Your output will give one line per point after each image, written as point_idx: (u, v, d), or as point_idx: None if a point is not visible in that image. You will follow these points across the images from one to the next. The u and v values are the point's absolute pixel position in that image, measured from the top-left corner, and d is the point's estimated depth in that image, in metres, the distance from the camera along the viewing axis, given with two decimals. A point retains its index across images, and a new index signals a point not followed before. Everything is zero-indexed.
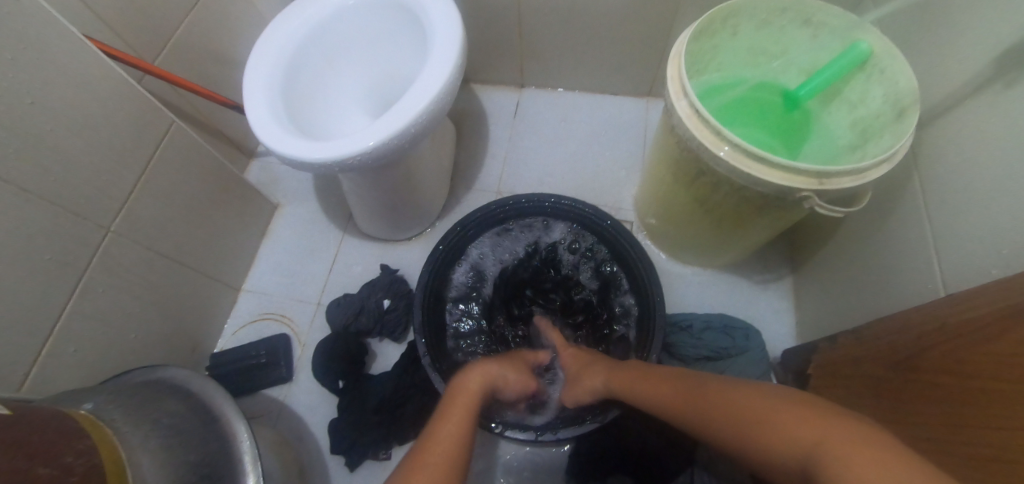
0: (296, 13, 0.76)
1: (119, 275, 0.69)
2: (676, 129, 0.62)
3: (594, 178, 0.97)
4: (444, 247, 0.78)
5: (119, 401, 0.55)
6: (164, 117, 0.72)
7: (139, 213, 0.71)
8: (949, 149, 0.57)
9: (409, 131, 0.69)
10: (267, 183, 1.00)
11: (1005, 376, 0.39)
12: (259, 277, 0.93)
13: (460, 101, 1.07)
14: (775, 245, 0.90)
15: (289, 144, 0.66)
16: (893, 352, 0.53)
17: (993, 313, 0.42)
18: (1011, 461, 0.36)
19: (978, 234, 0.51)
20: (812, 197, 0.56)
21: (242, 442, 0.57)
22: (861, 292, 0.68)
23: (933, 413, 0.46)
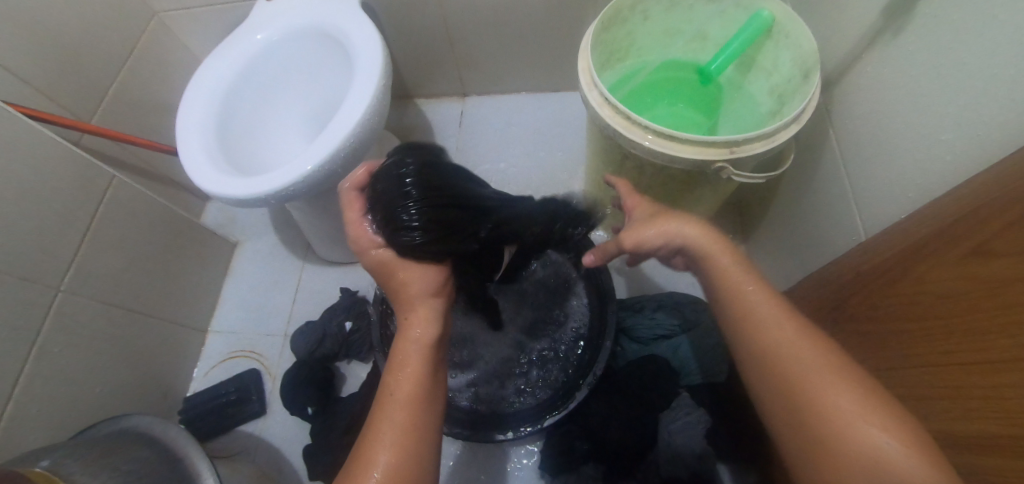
0: (221, 58, 0.77)
1: (77, 332, 0.69)
2: (594, 119, 0.64)
3: (542, 175, 0.99)
4: None
5: (76, 455, 0.55)
6: (104, 172, 0.73)
7: (90, 268, 0.72)
8: (855, 103, 0.59)
9: (342, 154, 0.70)
10: (224, 223, 1.01)
11: (924, 312, 0.39)
12: (224, 316, 0.94)
13: (405, 118, 1.08)
14: (724, 217, 0.91)
15: (222, 184, 0.67)
16: (822, 307, 0.54)
17: (893, 256, 0.44)
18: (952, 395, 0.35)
19: (886, 181, 0.53)
20: (727, 168, 0.57)
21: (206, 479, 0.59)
22: (801, 253, 0.70)
23: (862, 361, 0.46)
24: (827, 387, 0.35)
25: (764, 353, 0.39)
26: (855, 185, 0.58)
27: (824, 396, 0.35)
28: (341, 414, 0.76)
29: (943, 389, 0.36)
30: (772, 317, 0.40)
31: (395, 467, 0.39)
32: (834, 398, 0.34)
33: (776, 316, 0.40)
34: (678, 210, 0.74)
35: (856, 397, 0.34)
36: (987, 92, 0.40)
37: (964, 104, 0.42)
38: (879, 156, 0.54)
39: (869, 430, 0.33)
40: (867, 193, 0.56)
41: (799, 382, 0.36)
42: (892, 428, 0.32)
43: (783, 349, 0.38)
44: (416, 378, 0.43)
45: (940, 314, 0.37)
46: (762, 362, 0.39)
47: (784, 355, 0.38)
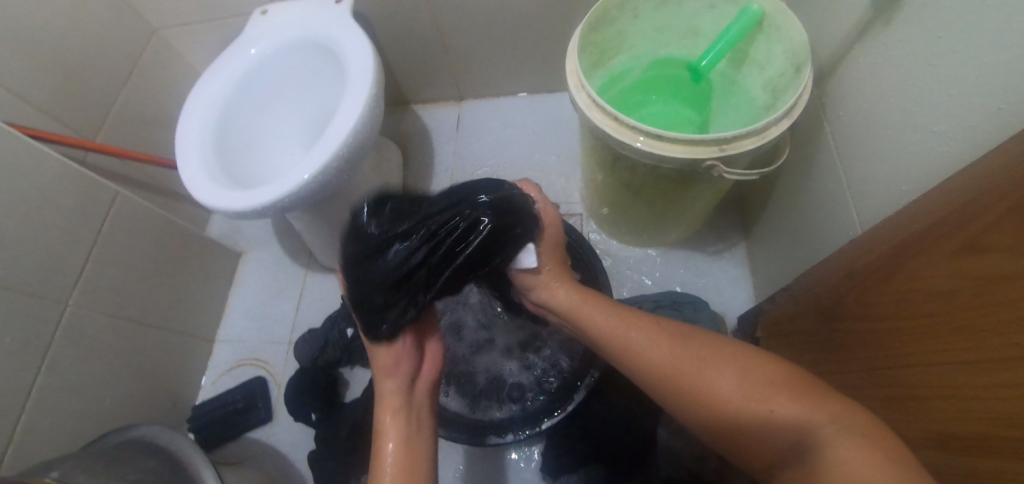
0: (218, 73, 0.79)
1: (86, 345, 0.71)
2: (584, 121, 0.63)
3: (540, 177, 0.99)
4: None
5: (85, 466, 0.57)
6: (107, 189, 0.75)
7: (98, 283, 0.74)
8: (848, 95, 0.57)
9: (337, 163, 0.71)
10: (228, 233, 1.03)
11: (918, 310, 0.38)
12: (231, 325, 0.95)
13: (403, 124, 1.09)
14: (724, 214, 0.90)
15: (220, 197, 0.68)
16: (818, 304, 0.53)
17: (884, 253, 0.43)
18: (947, 395, 0.34)
19: (881, 174, 0.51)
20: (718, 165, 0.57)
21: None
22: (800, 248, 0.68)
23: (861, 359, 0.45)
24: (710, 379, 0.38)
25: (678, 371, 0.40)
26: (850, 178, 0.57)
27: (720, 391, 0.37)
28: (346, 420, 0.77)
29: (933, 386, 0.36)
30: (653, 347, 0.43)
31: None
32: (749, 399, 0.36)
33: (669, 345, 0.42)
34: (674, 209, 0.74)
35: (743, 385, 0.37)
36: (979, 81, 0.39)
37: (957, 93, 0.41)
38: (874, 149, 0.53)
39: (780, 400, 0.35)
40: (863, 187, 0.55)
41: (702, 390, 0.38)
42: (796, 398, 0.34)
43: (678, 368, 0.40)
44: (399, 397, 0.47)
45: (929, 312, 0.36)
46: (682, 385, 0.39)
47: (687, 371, 0.40)
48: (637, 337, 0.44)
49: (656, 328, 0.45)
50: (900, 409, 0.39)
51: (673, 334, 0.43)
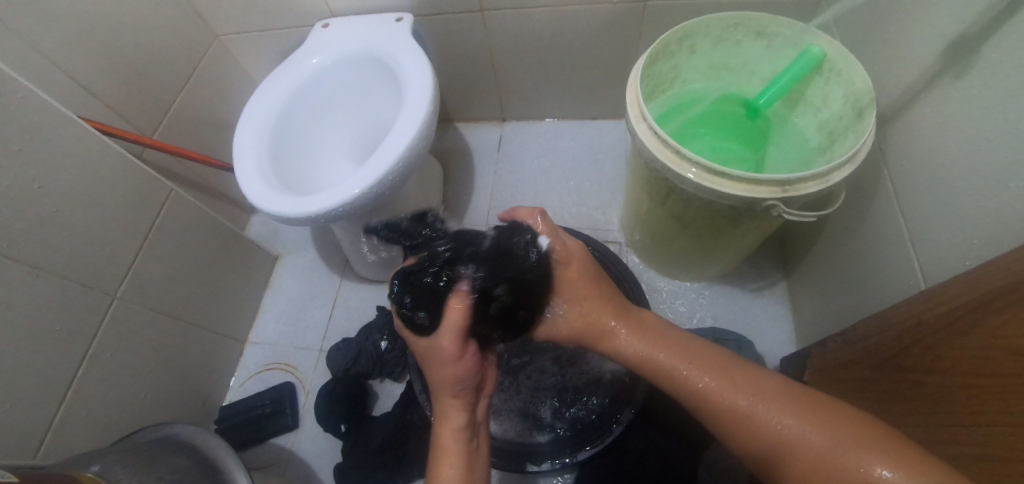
0: (278, 80, 0.81)
1: (126, 338, 0.71)
2: (641, 151, 0.64)
3: (579, 202, 0.99)
4: None
5: (125, 461, 0.56)
6: (163, 186, 0.76)
7: (144, 276, 0.74)
8: (913, 143, 0.57)
9: (390, 176, 0.72)
10: (267, 236, 1.04)
11: (993, 369, 0.37)
12: (263, 328, 0.96)
13: (446, 140, 1.11)
14: (765, 251, 0.89)
15: (273, 202, 0.69)
16: (877, 353, 0.52)
17: (962, 306, 0.42)
18: (1017, 460, 0.33)
19: (948, 226, 0.51)
20: (778, 205, 0.56)
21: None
22: (851, 293, 0.68)
23: (923, 413, 0.44)
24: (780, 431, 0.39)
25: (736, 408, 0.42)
26: (913, 228, 0.56)
27: (787, 437, 0.39)
28: (374, 434, 0.77)
29: (1002, 449, 0.35)
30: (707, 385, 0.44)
31: None
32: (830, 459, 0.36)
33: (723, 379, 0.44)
34: (720, 244, 0.73)
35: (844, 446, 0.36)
36: None
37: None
38: (942, 199, 0.52)
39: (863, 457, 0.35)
40: (926, 238, 0.54)
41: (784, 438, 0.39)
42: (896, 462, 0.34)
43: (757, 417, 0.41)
44: None
45: (1012, 371, 0.35)
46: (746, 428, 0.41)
47: (749, 418, 0.41)
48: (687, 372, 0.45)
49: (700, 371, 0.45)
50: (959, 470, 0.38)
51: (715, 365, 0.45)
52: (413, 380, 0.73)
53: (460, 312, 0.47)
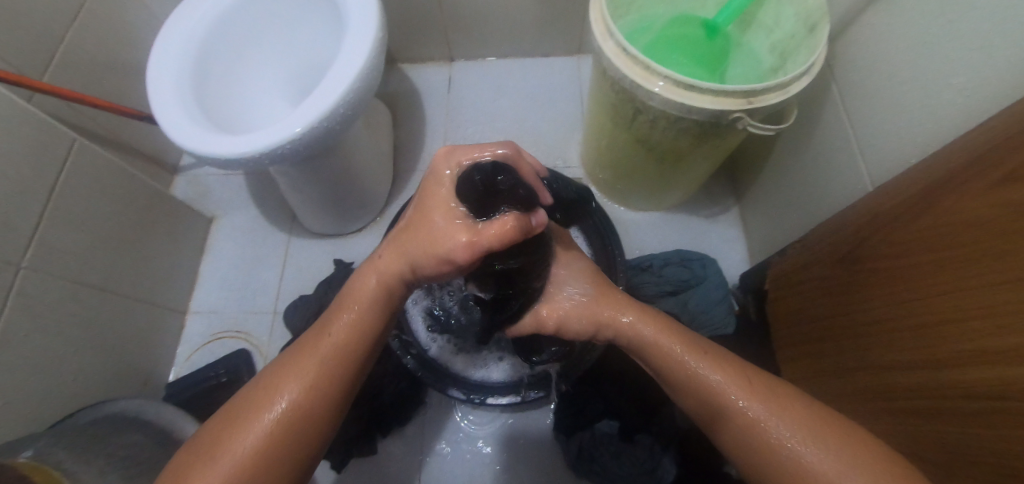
0: (193, 7, 0.69)
1: (43, 314, 0.62)
2: (608, 72, 0.62)
3: (536, 140, 0.97)
4: None
5: (64, 442, 0.48)
6: (64, 135, 0.65)
7: (54, 243, 0.63)
8: (860, 55, 0.60)
9: (340, 111, 0.65)
10: (196, 196, 0.94)
11: (942, 246, 0.41)
12: (204, 296, 0.88)
13: (390, 83, 1.03)
14: (717, 179, 0.93)
15: (197, 137, 0.61)
16: (835, 250, 0.56)
17: (914, 193, 0.45)
18: (969, 319, 0.37)
19: (891, 130, 0.55)
20: (744, 118, 0.58)
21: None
22: (800, 206, 0.72)
23: (881, 295, 0.48)
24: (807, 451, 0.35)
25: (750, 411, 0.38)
26: (859, 136, 0.60)
27: (793, 453, 0.35)
28: None
29: (954, 312, 0.39)
30: (765, 411, 0.38)
31: (324, 372, 0.40)
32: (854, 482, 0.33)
33: (745, 382, 0.40)
34: (682, 169, 0.75)
35: None
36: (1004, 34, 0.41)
37: (981, 45, 0.43)
38: (887, 105, 0.55)
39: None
40: (872, 144, 0.58)
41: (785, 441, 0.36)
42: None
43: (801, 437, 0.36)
44: (340, 370, 0.40)
45: (961, 243, 0.39)
46: (748, 433, 0.38)
47: (783, 444, 0.36)
48: (753, 398, 0.39)
49: (758, 386, 0.39)
50: (918, 341, 0.42)
51: (744, 370, 0.41)
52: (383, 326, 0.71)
53: (499, 235, 0.36)
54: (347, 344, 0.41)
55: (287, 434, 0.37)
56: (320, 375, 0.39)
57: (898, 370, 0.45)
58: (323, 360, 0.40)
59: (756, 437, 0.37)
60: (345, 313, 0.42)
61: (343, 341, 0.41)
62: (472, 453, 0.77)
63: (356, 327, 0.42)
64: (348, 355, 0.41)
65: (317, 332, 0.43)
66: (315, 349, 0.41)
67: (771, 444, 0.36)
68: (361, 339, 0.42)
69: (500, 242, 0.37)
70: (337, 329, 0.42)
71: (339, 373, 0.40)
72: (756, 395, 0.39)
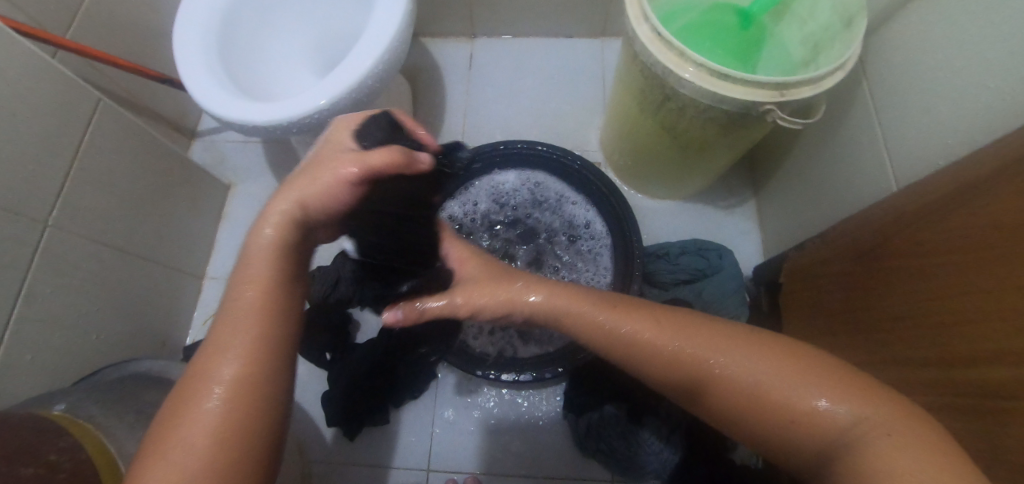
0: None
1: (68, 273, 0.62)
2: (639, 56, 0.62)
3: (556, 122, 0.97)
4: None
5: (96, 397, 0.49)
6: (88, 95, 0.64)
7: (78, 202, 0.64)
8: (895, 52, 0.59)
9: (366, 83, 0.64)
10: (214, 163, 0.94)
11: (970, 247, 0.41)
12: (222, 262, 0.89)
13: (411, 57, 1.02)
14: (736, 170, 0.93)
15: (222, 102, 0.60)
16: (857, 246, 0.57)
17: (946, 193, 0.45)
18: (993, 318, 0.37)
19: (921, 130, 0.54)
20: (775, 111, 0.57)
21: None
22: (819, 202, 0.73)
23: (903, 293, 0.48)
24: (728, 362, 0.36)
25: (667, 347, 0.38)
26: (887, 134, 0.60)
27: (720, 372, 0.36)
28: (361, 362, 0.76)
29: (979, 313, 0.39)
30: (678, 344, 0.38)
31: (255, 342, 0.36)
32: (776, 392, 0.34)
33: (644, 320, 0.40)
34: (704, 158, 0.75)
35: (813, 389, 0.33)
36: None
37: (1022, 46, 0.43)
38: (918, 104, 0.55)
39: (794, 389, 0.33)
40: (901, 142, 0.58)
41: (711, 367, 0.36)
42: (817, 380, 0.33)
43: (721, 353, 0.36)
44: (267, 331, 0.37)
45: (990, 244, 0.39)
46: (680, 373, 0.38)
47: (708, 365, 0.37)
48: (661, 333, 0.39)
49: (656, 322, 0.40)
50: (936, 336, 0.43)
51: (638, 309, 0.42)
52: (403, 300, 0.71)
53: (388, 158, 0.39)
54: (263, 303, 0.37)
55: (245, 409, 0.34)
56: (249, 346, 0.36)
57: (913, 365, 0.46)
58: (250, 331, 0.36)
59: (691, 373, 0.37)
60: (246, 279, 0.38)
61: (260, 303, 0.37)
62: (472, 424, 0.79)
63: (269, 280, 0.38)
64: (267, 314, 0.37)
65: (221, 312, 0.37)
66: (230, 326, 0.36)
67: (701, 372, 0.37)
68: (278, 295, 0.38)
69: (386, 165, 0.39)
70: (244, 296, 0.37)
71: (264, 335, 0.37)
72: (664, 330, 0.39)
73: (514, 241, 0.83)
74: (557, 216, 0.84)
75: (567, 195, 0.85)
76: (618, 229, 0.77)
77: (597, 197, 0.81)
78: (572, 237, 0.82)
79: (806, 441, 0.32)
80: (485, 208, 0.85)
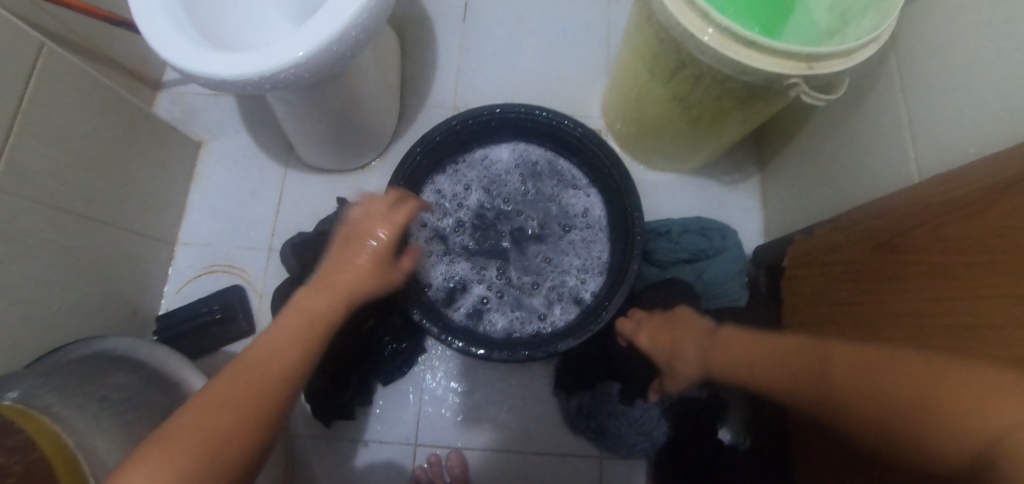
0: None
1: (20, 241, 0.56)
2: (656, 17, 0.56)
3: (557, 85, 0.90)
4: (411, 165, 0.70)
5: (52, 381, 0.45)
6: (29, 37, 0.55)
7: (27, 162, 0.57)
8: (933, 24, 0.54)
9: (349, 35, 0.57)
10: (182, 117, 0.86)
11: (997, 248, 0.38)
12: (194, 227, 0.83)
13: (399, 4, 0.92)
14: (742, 144, 0.89)
15: (183, 50, 0.53)
16: (873, 236, 0.54)
17: (980, 187, 0.42)
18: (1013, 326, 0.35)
19: (953, 114, 0.50)
20: (801, 84, 0.52)
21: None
22: (831, 184, 0.69)
23: (918, 291, 0.46)
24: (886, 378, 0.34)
25: (818, 395, 0.39)
26: (914, 115, 0.56)
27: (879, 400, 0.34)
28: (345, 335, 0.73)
29: (1001, 318, 0.36)
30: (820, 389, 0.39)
31: (248, 400, 0.37)
32: (900, 408, 0.32)
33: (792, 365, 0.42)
34: (714, 132, 0.70)
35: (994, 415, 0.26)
36: None
37: None
38: (954, 82, 0.51)
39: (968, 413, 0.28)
40: (930, 125, 0.53)
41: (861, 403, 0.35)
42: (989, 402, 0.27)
43: (846, 378, 0.37)
44: (257, 402, 0.37)
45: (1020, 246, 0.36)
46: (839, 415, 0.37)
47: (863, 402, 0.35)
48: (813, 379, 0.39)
49: (810, 359, 0.41)
50: (948, 340, 0.41)
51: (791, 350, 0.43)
52: None
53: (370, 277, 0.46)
54: (270, 374, 0.39)
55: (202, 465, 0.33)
56: (237, 402, 0.37)
57: None
58: (258, 388, 0.38)
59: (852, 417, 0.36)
60: (289, 329, 0.42)
61: (279, 368, 0.39)
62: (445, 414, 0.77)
63: (286, 352, 0.40)
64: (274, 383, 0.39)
65: (235, 367, 0.39)
66: (240, 374, 0.38)
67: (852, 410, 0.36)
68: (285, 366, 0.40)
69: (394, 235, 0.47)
70: (258, 355, 0.39)
71: (252, 402, 0.37)
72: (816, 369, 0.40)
73: (509, 217, 0.79)
74: (552, 199, 0.79)
75: (564, 174, 0.80)
76: (621, 210, 0.73)
77: (599, 173, 0.75)
78: (565, 223, 0.78)
79: (943, 439, 0.29)
80: (475, 185, 0.80)
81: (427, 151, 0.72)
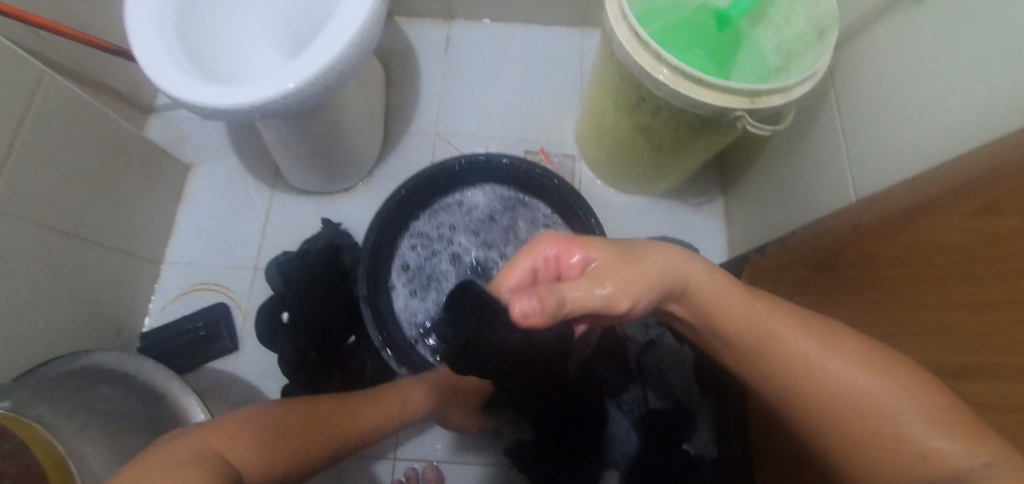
0: None
1: (9, 259, 0.58)
2: (617, 56, 0.62)
3: (533, 113, 0.95)
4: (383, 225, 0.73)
5: (41, 393, 0.47)
6: (31, 67, 0.59)
7: (20, 183, 0.59)
8: (863, 65, 0.61)
9: (335, 69, 0.61)
10: (172, 141, 0.89)
11: (916, 262, 0.43)
12: (181, 247, 0.85)
13: (384, 37, 0.98)
14: (706, 169, 0.95)
15: (178, 82, 0.57)
16: (815, 254, 0.59)
17: (901, 209, 0.47)
18: (933, 332, 0.40)
19: (882, 144, 0.56)
20: (745, 117, 0.58)
21: (190, 405, 0.53)
22: (784, 206, 0.75)
23: (854, 303, 0.51)
24: (837, 370, 0.34)
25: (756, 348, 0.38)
26: (850, 145, 0.62)
27: (841, 382, 0.33)
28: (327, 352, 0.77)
29: (922, 325, 0.41)
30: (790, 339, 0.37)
31: (277, 457, 0.42)
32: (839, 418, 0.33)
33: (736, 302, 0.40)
34: (676, 158, 0.76)
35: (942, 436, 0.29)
36: (989, 64, 0.43)
37: (968, 75, 0.45)
38: (881, 117, 0.57)
39: (910, 423, 0.30)
40: (863, 154, 0.59)
41: (827, 387, 0.34)
42: (943, 428, 0.29)
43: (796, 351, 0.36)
44: (279, 461, 0.42)
45: (935, 261, 0.41)
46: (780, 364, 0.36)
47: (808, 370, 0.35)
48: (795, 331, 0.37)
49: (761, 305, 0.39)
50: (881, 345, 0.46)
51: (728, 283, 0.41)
52: (370, 330, 0.68)
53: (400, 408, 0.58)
54: (296, 445, 0.45)
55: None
56: (270, 451, 0.42)
57: None
58: (285, 451, 0.43)
59: (793, 383, 0.36)
60: (315, 406, 0.50)
61: (302, 437, 0.46)
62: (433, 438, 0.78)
63: (306, 432, 0.46)
64: (294, 459, 0.44)
65: (263, 415, 0.45)
66: (271, 424, 0.44)
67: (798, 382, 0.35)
68: (311, 441, 0.46)
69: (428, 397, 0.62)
70: (288, 418, 0.46)
71: (278, 460, 0.42)
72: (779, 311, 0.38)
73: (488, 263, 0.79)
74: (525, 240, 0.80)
75: (535, 214, 0.81)
76: None
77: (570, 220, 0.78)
78: None
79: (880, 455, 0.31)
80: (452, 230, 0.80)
81: (398, 211, 0.75)
